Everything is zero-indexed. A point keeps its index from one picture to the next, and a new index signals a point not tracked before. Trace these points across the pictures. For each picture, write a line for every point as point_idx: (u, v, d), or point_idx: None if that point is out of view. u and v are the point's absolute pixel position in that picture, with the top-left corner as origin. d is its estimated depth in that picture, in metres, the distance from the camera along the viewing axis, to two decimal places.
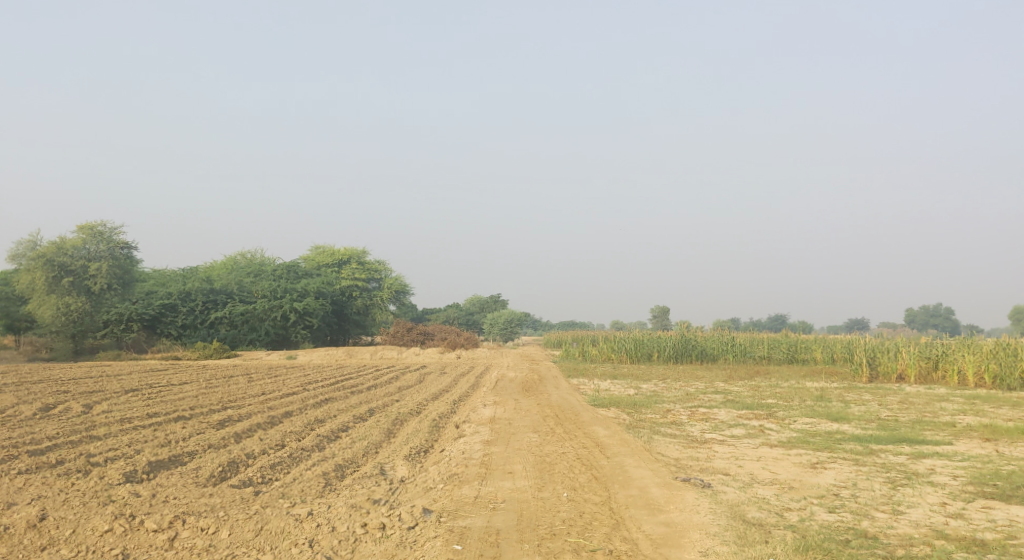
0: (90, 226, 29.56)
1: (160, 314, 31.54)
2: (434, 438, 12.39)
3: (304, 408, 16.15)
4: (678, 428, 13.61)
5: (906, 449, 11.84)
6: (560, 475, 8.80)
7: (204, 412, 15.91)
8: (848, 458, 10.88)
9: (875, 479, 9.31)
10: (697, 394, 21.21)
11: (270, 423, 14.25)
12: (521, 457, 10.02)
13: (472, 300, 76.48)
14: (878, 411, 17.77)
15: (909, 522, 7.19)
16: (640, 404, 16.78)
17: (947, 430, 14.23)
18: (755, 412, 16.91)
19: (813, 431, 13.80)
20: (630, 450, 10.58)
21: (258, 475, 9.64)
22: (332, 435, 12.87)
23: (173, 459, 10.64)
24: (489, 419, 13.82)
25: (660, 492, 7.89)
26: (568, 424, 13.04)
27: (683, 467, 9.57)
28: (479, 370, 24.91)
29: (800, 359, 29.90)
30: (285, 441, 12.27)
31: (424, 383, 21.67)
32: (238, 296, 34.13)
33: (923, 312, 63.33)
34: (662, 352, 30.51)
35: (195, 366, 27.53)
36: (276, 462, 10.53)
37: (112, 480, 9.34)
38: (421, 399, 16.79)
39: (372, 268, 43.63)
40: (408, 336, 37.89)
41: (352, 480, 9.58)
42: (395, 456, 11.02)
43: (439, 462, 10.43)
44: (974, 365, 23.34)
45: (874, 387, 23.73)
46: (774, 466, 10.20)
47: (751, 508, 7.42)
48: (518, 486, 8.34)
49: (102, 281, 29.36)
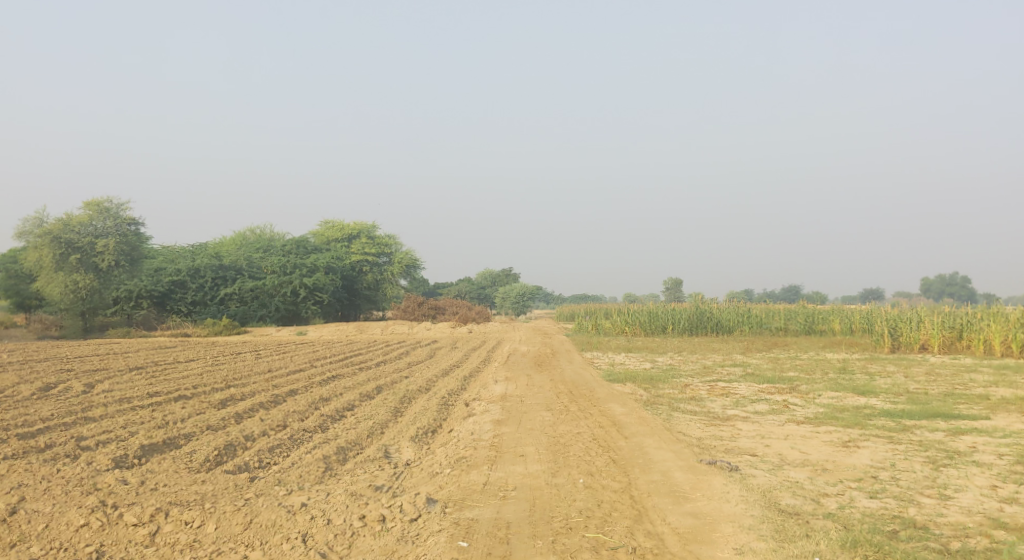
0: (96, 203, 28.73)
1: (169, 290, 31.33)
2: (442, 417, 11.83)
3: (310, 386, 15.60)
4: (698, 404, 12.97)
5: (941, 425, 11.18)
6: (576, 458, 8.19)
7: (207, 391, 15.38)
8: (882, 435, 10.23)
9: (915, 458, 8.65)
10: (715, 367, 20.57)
11: (273, 402, 13.70)
12: (534, 438, 9.42)
13: (483, 273, 75.81)
14: (905, 384, 17.08)
15: (961, 510, 6.54)
16: (657, 379, 16.19)
17: (981, 404, 13.55)
18: (778, 386, 16.27)
19: (840, 406, 13.16)
20: (650, 430, 9.95)
21: (256, 460, 9.08)
22: (336, 415, 12.32)
23: (168, 442, 10.07)
24: (501, 396, 13.25)
25: (686, 477, 7.25)
26: (582, 401, 12.42)
27: (708, 447, 8.93)
28: (491, 345, 24.38)
29: (819, 330, 29.20)
30: (287, 421, 11.72)
31: (434, 358, 21.13)
32: (247, 272, 33.75)
33: (939, 281, 62.32)
34: (677, 325, 29.84)
35: (204, 342, 27.10)
36: (275, 445, 9.97)
37: (100, 466, 8.76)
38: (431, 376, 16.21)
39: (383, 243, 42.84)
40: (419, 311, 37.38)
41: (354, 464, 9.02)
42: (401, 437, 10.45)
43: (446, 444, 9.83)
44: (1001, 334, 22.59)
45: (896, 358, 23.02)
46: (804, 445, 9.56)
47: (786, 495, 6.77)
48: (530, 471, 7.75)
49: (109, 257, 28.21)
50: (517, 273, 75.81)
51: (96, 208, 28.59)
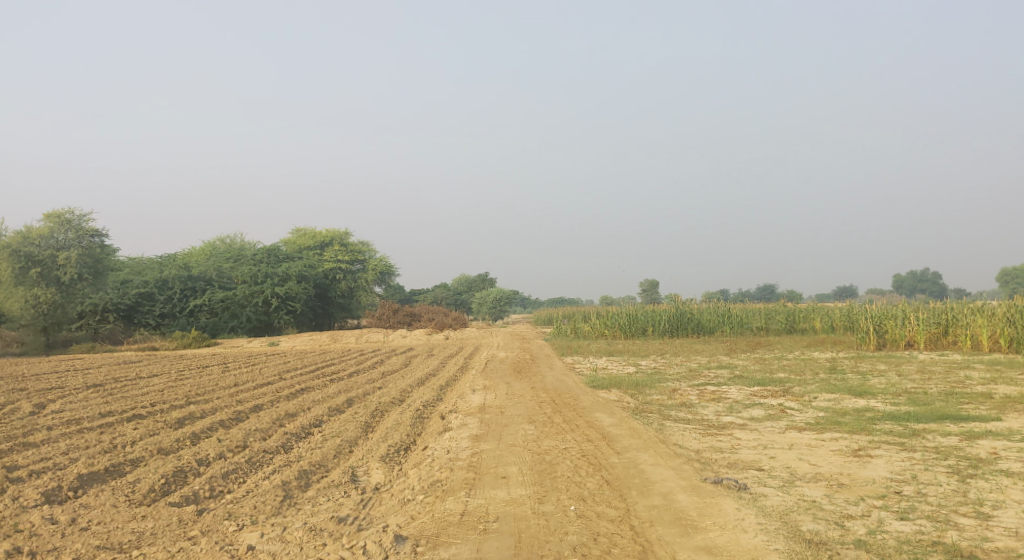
0: (58, 214, 27.10)
1: (136, 303, 30.07)
2: (417, 433, 10.92)
3: (277, 400, 14.58)
4: (689, 412, 12.13)
5: (951, 428, 10.42)
6: (564, 479, 7.29)
7: (164, 408, 14.30)
8: (892, 442, 9.48)
9: (936, 469, 7.83)
10: (701, 370, 19.75)
11: (233, 420, 12.69)
12: (516, 456, 8.51)
13: (459, 278, 74.90)
14: (899, 383, 16.37)
15: (1006, 532, 5.78)
16: (643, 383, 15.35)
17: (985, 403, 12.85)
18: (769, 388, 15.51)
19: (839, 409, 12.37)
20: (643, 443, 9.08)
21: (207, 488, 8.10)
22: (301, 432, 11.36)
23: (111, 470, 9.04)
24: (479, 408, 12.34)
25: (691, 500, 6.41)
26: (566, 412, 11.53)
27: (709, 463, 8.06)
28: (468, 352, 23.45)
29: (800, 329, 28.57)
30: (247, 441, 10.74)
31: (409, 367, 20.13)
32: (217, 283, 32.66)
33: (911, 277, 62.26)
34: (657, 327, 28.99)
35: (172, 356, 25.93)
36: (231, 469, 9.00)
37: (26, 503, 7.72)
38: (405, 386, 15.24)
39: (356, 249, 41.70)
40: (394, 319, 36.40)
41: (316, 491, 8.08)
42: (370, 457, 9.52)
43: (420, 463, 8.91)
44: (988, 329, 21.99)
45: (884, 356, 22.35)
46: (811, 456, 8.71)
47: (808, 519, 5.98)
48: (514, 496, 6.86)
49: (71, 271, 26.53)
50: (492, 278, 74.84)
51: (57, 220, 26.99)
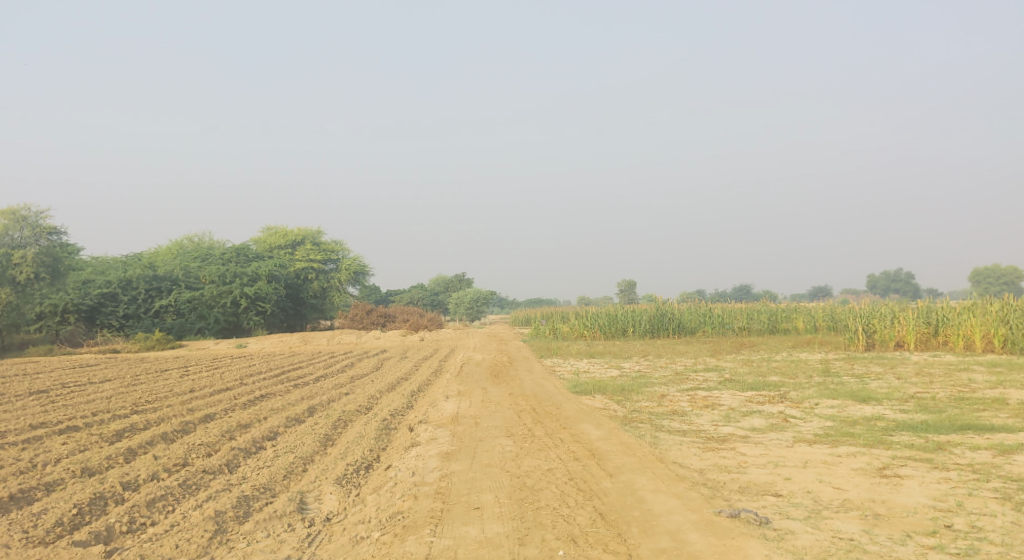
0: (13, 211, 25.58)
1: (98, 304, 28.39)
2: (381, 448, 9.68)
3: (233, 409, 13.18)
4: (684, 422, 10.92)
5: (978, 441, 9.30)
6: (549, 509, 6.12)
7: (104, 419, 12.85)
8: (918, 459, 8.32)
9: (983, 494, 6.69)
10: (690, 373, 18.52)
11: (178, 433, 11.33)
12: (493, 479, 7.30)
13: (436, 278, 73.51)
14: (901, 387, 15.24)
15: None
16: (629, 388, 14.14)
17: (1003, 410, 11.73)
18: (764, 394, 14.34)
19: (847, 419, 11.22)
20: (638, 461, 7.89)
21: (124, 519, 6.82)
22: (252, 446, 10.06)
23: (17, 498, 7.70)
24: (452, 418, 11.11)
25: (707, 542, 5.43)
26: (549, 423, 10.30)
27: (717, 487, 6.90)
28: (442, 353, 22.12)
29: (783, 328, 27.56)
30: (187, 458, 9.42)
31: (379, 371, 18.83)
32: (184, 282, 31.09)
33: (885, 278, 62.02)
34: (638, 327, 27.74)
35: (132, 358, 24.44)
36: (158, 495, 7.69)
37: None
38: (373, 393, 13.91)
39: (328, 248, 40.09)
40: (367, 320, 35.02)
41: (255, 523, 6.83)
42: (322, 479, 8.25)
43: (380, 488, 7.68)
44: (983, 329, 20.90)
45: (875, 358, 21.27)
46: (833, 477, 7.52)
47: None
48: (489, 534, 5.74)
49: (27, 269, 24.82)
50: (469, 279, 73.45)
51: (11, 216, 25.40)
